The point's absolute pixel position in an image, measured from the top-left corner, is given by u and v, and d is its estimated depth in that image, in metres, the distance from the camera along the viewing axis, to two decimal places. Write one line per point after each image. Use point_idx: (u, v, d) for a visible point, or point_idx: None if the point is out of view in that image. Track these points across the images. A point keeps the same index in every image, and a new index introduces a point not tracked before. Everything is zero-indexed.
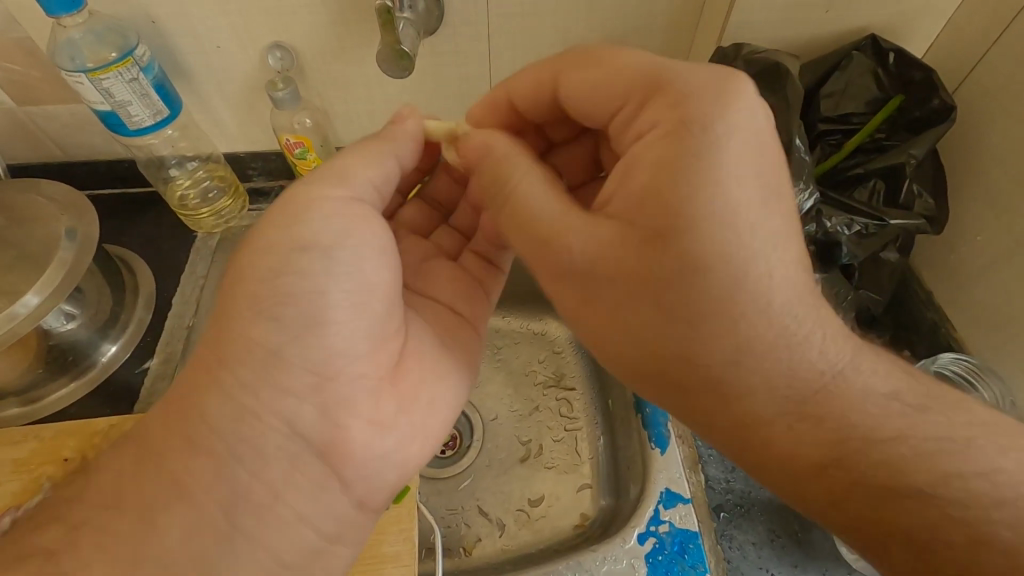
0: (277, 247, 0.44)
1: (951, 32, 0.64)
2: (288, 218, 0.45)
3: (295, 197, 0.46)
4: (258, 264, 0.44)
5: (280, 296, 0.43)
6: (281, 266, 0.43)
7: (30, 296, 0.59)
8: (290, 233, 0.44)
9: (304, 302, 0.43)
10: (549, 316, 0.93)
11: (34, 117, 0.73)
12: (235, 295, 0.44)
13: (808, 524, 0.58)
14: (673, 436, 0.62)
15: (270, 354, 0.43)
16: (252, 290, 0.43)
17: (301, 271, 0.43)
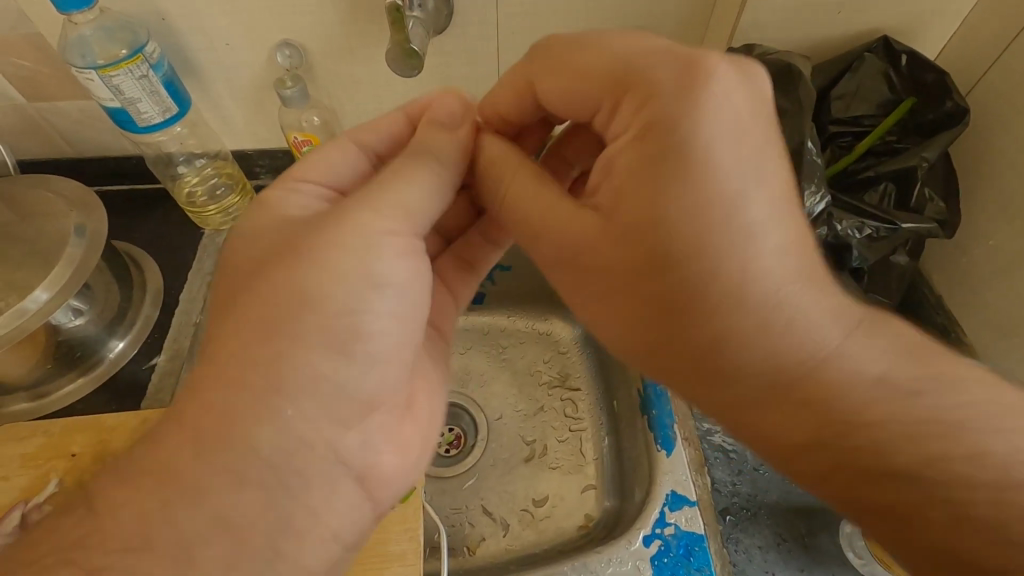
0: (342, 270, 0.41)
1: (964, 35, 0.63)
2: (351, 244, 0.41)
3: (347, 214, 0.43)
4: (315, 285, 0.40)
5: (336, 322, 0.40)
6: (340, 291, 0.40)
7: (40, 292, 0.59)
8: (350, 255, 0.41)
9: (361, 329, 0.41)
10: (554, 316, 0.93)
11: (44, 113, 0.73)
12: (281, 318, 0.39)
13: (815, 527, 0.57)
14: (680, 438, 0.61)
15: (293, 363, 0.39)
16: (306, 316, 0.40)
17: (364, 300, 0.41)
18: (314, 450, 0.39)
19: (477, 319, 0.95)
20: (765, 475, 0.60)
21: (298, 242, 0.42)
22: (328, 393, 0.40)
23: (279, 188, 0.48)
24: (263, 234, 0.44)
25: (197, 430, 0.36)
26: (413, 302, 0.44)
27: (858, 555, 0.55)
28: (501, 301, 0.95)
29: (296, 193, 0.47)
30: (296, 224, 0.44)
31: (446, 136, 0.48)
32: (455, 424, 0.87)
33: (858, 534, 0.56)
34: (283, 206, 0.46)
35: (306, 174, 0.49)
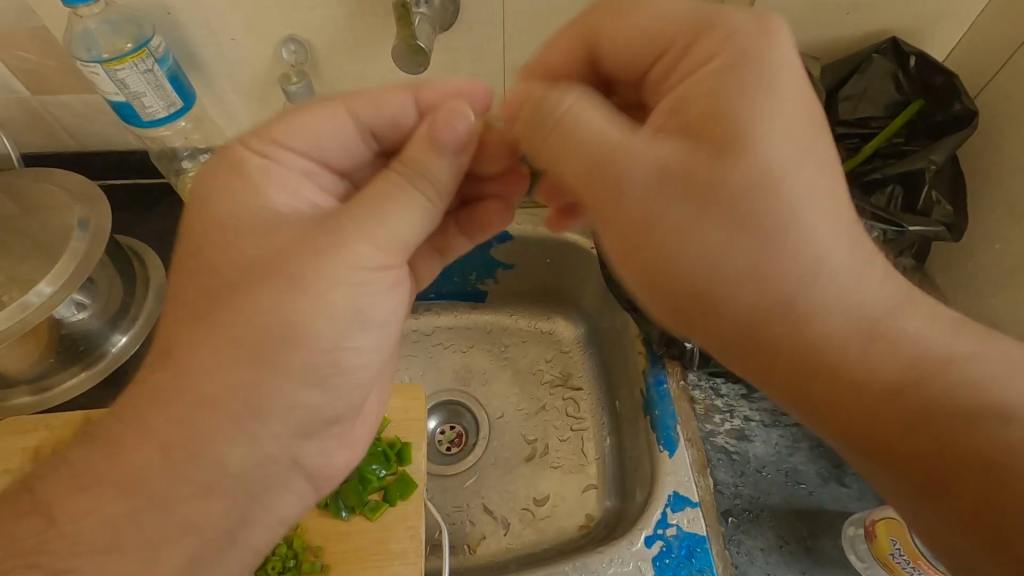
0: (328, 306, 0.40)
1: (973, 37, 0.63)
2: (337, 280, 0.39)
3: (339, 243, 0.40)
4: (299, 319, 0.39)
5: (316, 356, 0.41)
6: (324, 326, 0.40)
7: (43, 286, 0.59)
8: (339, 290, 0.40)
9: (338, 361, 0.42)
10: (557, 315, 0.93)
11: (48, 106, 0.73)
12: (261, 348, 0.39)
13: (818, 530, 0.57)
14: (683, 439, 0.61)
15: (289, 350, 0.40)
16: (289, 351, 0.39)
17: (346, 337, 0.41)
18: (276, 463, 0.43)
19: (480, 317, 0.95)
20: (767, 477, 0.60)
21: (285, 264, 0.39)
22: (299, 418, 0.42)
23: (258, 158, 0.45)
24: (245, 232, 0.41)
25: (181, 433, 0.38)
26: (389, 333, 0.45)
27: (861, 558, 0.55)
28: (504, 299, 0.95)
29: (276, 165, 0.45)
30: (281, 228, 0.41)
31: (447, 162, 0.43)
32: (457, 421, 0.87)
33: (860, 536, 0.55)
34: (264, 184, 0.44)
35: (288, 140, 0.47)
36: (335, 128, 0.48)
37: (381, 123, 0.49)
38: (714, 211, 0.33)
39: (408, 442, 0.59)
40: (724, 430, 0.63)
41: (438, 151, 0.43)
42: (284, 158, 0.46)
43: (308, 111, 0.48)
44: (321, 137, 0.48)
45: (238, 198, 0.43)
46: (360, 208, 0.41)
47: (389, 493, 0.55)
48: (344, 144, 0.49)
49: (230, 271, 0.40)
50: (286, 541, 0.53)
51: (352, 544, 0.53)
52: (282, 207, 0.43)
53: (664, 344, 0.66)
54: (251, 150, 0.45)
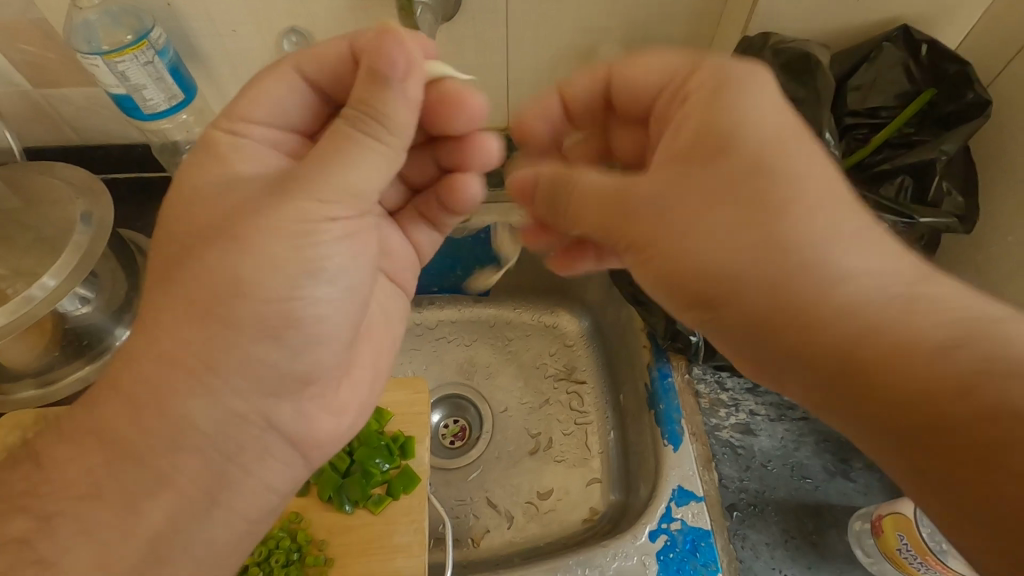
0: (273, 257, 0.38)
1: (986, 24, 0.62)
2: (284, 231, 0.38)
3: (283, 195, 0.38)
4: (245, 273, 0.38)
5: (269, 311, 0.39)
6: (271, 278, 0.39)
7: (47, 279, 0.59)
8: (284, 241, 0.38)
9: (294, 315, 0.40)
10: (561, 309, 0.93)
11: (50, 99, 0.73)
12: (214, 306, 0.38)
13: (824, 525, 0.56)
14: (688, 434, 0.61)
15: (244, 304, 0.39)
16: (238, 307, 0.38)
17: (297, 289, 0.40)
18: (246, 421, 0.41)
19: (483, 310, 0.95)
20: (773, 472, 0.59)
21: (233, 223, 0.38)
22: (262, 374, 0.41)
23: (226, 135, 0.44)
24: (208, 201, 0.41)
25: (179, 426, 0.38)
26: (351, 286, 0.43)
27: (867, 554, 0.54)
28: (508, 293, 0.94)
29: (246, 141, 0.45)
30: (239, 192, 0.40)
31: (398, 100, 0.38)
32: (461, 415, 0.87)
33: (866, 531, 0.55)
34: (231, 158, 0.43)
35: (253, 112, 0.46)
36: (292, 91, 0.47)
37: (328, 78, 0.46)
38: (712, 188, 0.36)
39: (411, 437, 0.59)
40: (729, 424, 0.62)
41: (382, 84, 0.37)
42: (252, 132, 0.45)
43: (264, 77, 0.46)
44: (282, 101, 0.47)
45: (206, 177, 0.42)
46: (309, 158, 0.39)
47: (392, 487, 0.55)
48: (303, 105, 0.48)
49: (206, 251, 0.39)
50: (290, 534, 0.53)
51: (355, 537, 0.53)
52: (243, 173, 0.42)
53: (668, 338, 0.65)
54: (218, 127, 0.44)
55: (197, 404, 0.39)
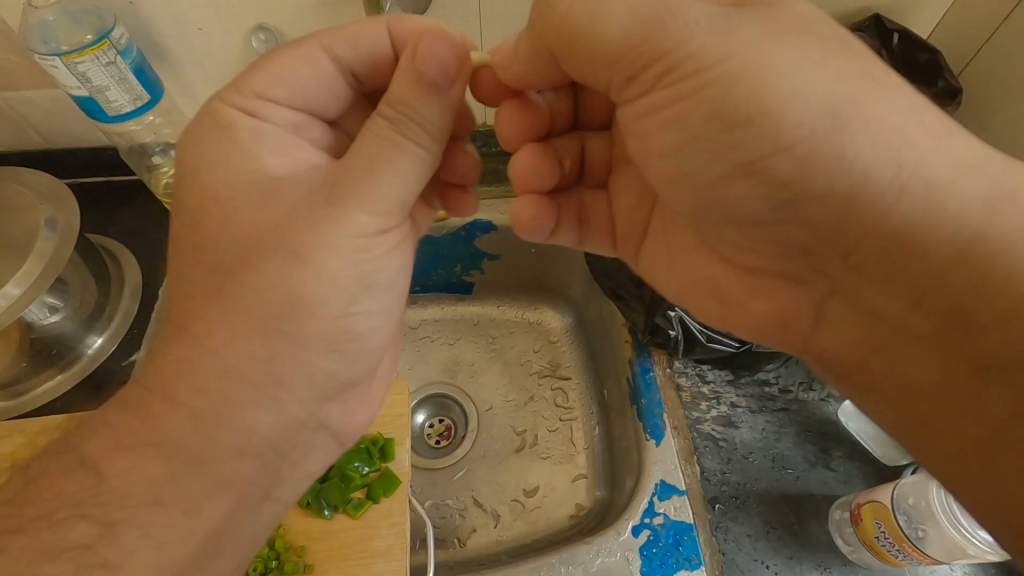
0: (330, 274, 0.40)
1: (955, 14, 0.62)
2: (343, 249, 0.40)
3: (334, 211, 0.39)
4: (303, 290, 0.40)
5: (327, 325, 0.42)
6: (328, 292, 0.41)
7: (10, 288, 0.57)
8: (339, 256, 0.40)
9: (349, 328, 0.43)
10: (545, 305, 0.92)
11: (12, 103, 0.71)
12: (274, 323, 0.40)
13: (805, 515, 0.56)
14: (669, 427, 0.61)
15: (309, 315, 0.41)
16: (299, 324, 0.41)
17: (354, 303, 0.42)
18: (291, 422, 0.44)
19: (466, 309, 0.94)
20: (754, 463, 0.59)
21: (287, 234, 0.39)
22: (319, 379, 0.43)
23: (242, 116, 0.42)
24: (235, 197, 0.40)
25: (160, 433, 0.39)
26: (394, 291, 0.45)
27: (847, 542, 0.54)
28: (490, 290, 0.94)
29: (260, 122, 0.43)
30: (277, 195, 0.40)
31: (439, 105, 0.39)
32: (446, 415, 0.86)
33: (846, 520, 0.55)
34: (253, 146, 0.41)
35: (268, 91, 0.44)
36: (313, 72, 0.45)
37: (365, 65, 0.46)
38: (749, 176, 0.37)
39: (392, 438, 0.58)
40: (710, 416, 0.62)
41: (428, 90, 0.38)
42: (269, 113, 0.44)
43: (281, 56, 0.44)
44: (304, 83, 0.45)
45: (229, 168, 0.41)
46: (355, 165, 0.39)
47: (373, 490, 0.54)
48: (326, 86, 0.46)
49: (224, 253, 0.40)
50: (268, 541, 0.52)
51: (335, 542, 0.52)
52: (271, 168, 0.41)
53: (648, 332, 0.65)
54: (233, 107, 0.43)
55: (264, 416, 0.41)
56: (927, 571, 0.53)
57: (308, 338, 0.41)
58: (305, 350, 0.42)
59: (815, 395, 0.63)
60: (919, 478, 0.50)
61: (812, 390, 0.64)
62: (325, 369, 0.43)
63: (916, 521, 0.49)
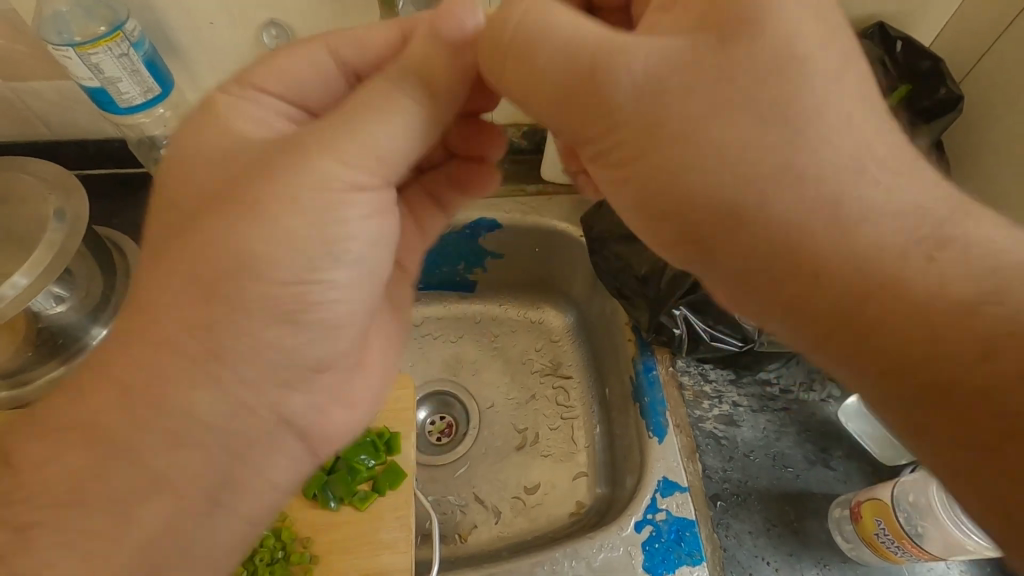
0: (287, 227, 0.35)
1: (955, 27, 0.64)
2: (296, 197, 0.35)
3: (299, 160, 0.35)
4: (252, 242, 0.35)
5: (280, 293, 0.36)
6: (274, 248, 0.35)
7: (18, 278, 0.57)
8: (294, 204, 0.35)
9: (304, 297, 0.37)
10: (547, 305, 0.93)
11: (21, 94, 0.71)
12: (221, 284, 0.35)
13: (805, 513, 0.57)
14: (672, 425, 0.62)
15: (255, 281, 0.35)
16: (245, 287, 0.35)
17: (314, 272, 0.37)
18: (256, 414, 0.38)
19: (470, 307, 0.94)
20: (755, 462, 0.60)
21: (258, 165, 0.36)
22: (273, 361, 0.38)
23: (228, 97, 0.41)
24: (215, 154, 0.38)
25: None
26: (360, 264, 0.39)
27: (847, 539, 0.55)
28: (492, 288, 0.94)
29: (247, 103, 0.41)
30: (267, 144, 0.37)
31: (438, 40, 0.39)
32: (447, 412, 0.86)
33: (845, 518, 0.56)
34: (237, 117, 0.40)
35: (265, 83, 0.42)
36: (313, 62, 0.43)
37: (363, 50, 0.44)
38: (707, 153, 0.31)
39: (397, 432, 0.59)
40: (712, 415, 0.63)
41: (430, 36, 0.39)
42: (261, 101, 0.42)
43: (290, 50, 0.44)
44: (300, 76, 0.43)
45: (204, 144, 0.38)
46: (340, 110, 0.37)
47: (378, 483, 0.55)
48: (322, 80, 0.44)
49: (183, 215, 0.36)
50: (274, 533, 0.52)
51: (341, 534, 0.53)
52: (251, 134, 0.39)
53: (652, 331, 0.65)
54: (234, 98, 0.41)
55: (203, 398, 0.35)
56: (925, 569, 0.54)
57: (254, 309, 0.36)
58: (255, 324, 0.36)
59: (816, 396, 0.64)
60: (918, 475, 0.51)
61: (812, 391, 0.65)
62: (287, 357, 0.38)
63: (916, 517, 0.50)
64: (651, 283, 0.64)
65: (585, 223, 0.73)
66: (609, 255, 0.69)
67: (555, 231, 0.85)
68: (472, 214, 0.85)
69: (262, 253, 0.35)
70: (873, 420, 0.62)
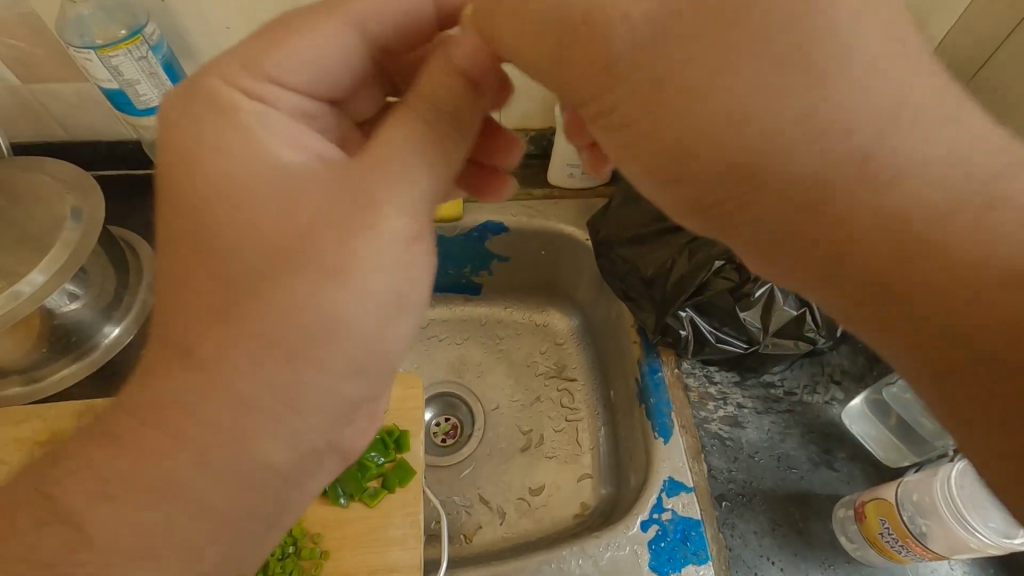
0: (371, 290, 0.34)
1: (960, 30, 0.65)
2: (371, 254, 0.34)
3: (366, 209, 0.34)
4: (331, 306, 0.33)
5: (351, 348, 0.35)
6: (353, 310, 0.34)
7: (35, 275, 0.59)
8: (372, 262, 0.34)
9: (377, 349, 0.36)
10: (552, 308, 0.94)
11: (39, 95, 0.72)
12: (300, 347, 0.33)
13: (809, 513, 0.58)
14: (677, 426, 0.63)
15: (333, 341, 0.34)
16: (325, 350, 0.34)
17: (389, 327, 0.36)
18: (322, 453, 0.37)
19: (476, 309, 0.95)
20: (760, 462, 0.61)
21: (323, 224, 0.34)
22: (341, 410, 0.36)
23: (253, 103, 0.37)
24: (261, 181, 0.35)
25: None
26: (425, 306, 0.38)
27: (851, 539, 0.56)
28: (498, 291, 0.95)
29: (273, 111, 0.38)
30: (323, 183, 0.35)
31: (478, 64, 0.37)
32: (453, 414, 0.87)
33: (850, 518, 0.56)
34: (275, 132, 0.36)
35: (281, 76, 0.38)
36: (331, 58, 0.40)
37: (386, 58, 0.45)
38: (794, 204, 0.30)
39: (406, 431, 0.59)
40: (717, 416, 0.63)
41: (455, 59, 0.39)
42: (278, 98, 0.39)
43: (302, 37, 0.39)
44: (318, 68, 0.40)
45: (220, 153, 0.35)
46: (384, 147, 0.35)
47: (388, 480, 0.56)
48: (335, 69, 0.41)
49: (240, 273, 0.33)
50: (285, 528, 0.52)
51: (350, 530, 0.53)
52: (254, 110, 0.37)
53: (658, 332, 0.66)
54: (244, 97, 0.37)
55: (273, 446, 0.34)
56: (928, 570, 0.55)
57: (332, 366, 0.34)
58: (327, 379, 0.35)
59: (819, 398, 0.65)
60: (923, 475, 0.52)
61: (816, 393, 0.65)
62: (354, 402, 0.37)
63: (919, 516, 0.51)
64: (656, 284, 0.65)
65: (590, 226, 0.74)
66: (615, 258, 0.70)
67: (562, 234, 0.86)
68: (479, 217, 0.86)
69: (341, 312, 0.34)
70: (876, 422, 0.62)
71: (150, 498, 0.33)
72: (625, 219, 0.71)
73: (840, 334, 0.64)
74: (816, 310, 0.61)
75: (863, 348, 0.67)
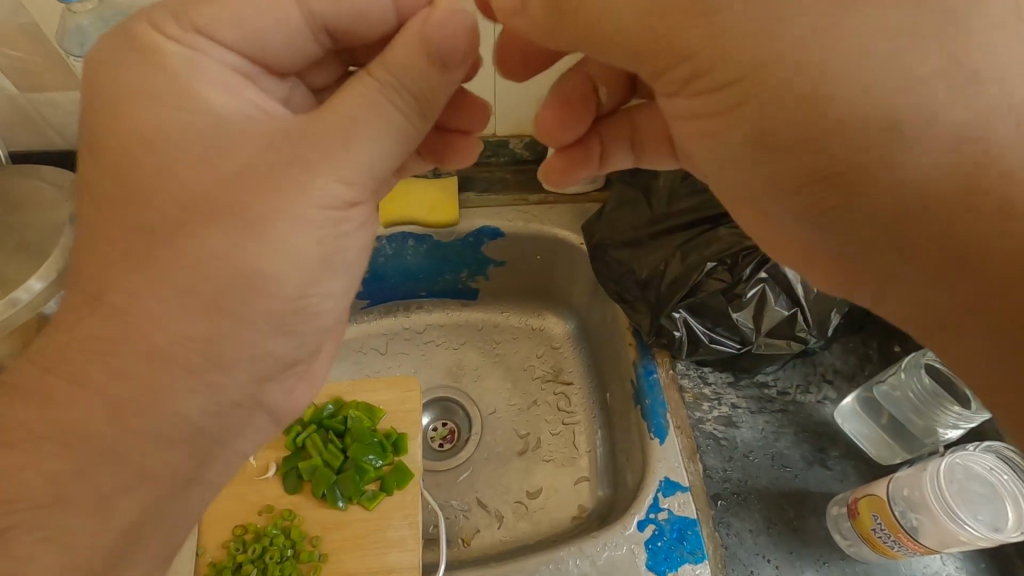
0: (294, 248, 0.38)
1: None
2: (301, 211, 0.37)
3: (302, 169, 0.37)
4: (254, 253, 0.36)
5: (275, 295, 0.38)
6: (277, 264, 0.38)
7: (33, 282, 0.59)
8: (297, 222, 0.37)
9: (301, 300, 0.40)
10: (547, 312, 0.95)
11: (37, 104, 0.73)
12: (218, 297, 0.36)
13: (803, 511, 0.58)
14: (672, 426, 0.63)
15: (253, 287, 0.37)
16: (249, 298, 0.37)
17: (316, 283, 0.40)
18: (239, 407, 0.40)
19: (472, 314, 0.96)
20: (755, 461, 0.61)
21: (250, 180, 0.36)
22: (261, 359, 0.40)
23: (181, 50, 0.38)
24: (198, 133, 0.37)
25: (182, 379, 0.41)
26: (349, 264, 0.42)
27: (845, 537, 0.56)
28: (494, 295, 0.96)
29: (204, 60, 0.39)
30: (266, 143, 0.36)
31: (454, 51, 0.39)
32: (450, 418, 0.88)
33: (843, 515, 0.57)
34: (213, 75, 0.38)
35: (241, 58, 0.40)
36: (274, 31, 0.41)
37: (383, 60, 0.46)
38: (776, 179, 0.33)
39: (404, 434, 0.60)
40: (712, 416, 0.64)
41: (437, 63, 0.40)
42: (215, 59, 0.39)
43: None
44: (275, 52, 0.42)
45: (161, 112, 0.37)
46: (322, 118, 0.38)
47: (386, 483, 0.56)
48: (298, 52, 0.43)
49: (163, 220, 0.36)
50: (284, 531, 0.53)
51: (349, 532, 0.53)
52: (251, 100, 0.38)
53: (653, 334, 0.67)
54: (174, 44, 0.38)
55: (191, 392, 0.37)
56: (923, 566, 0.55)
57: (249, 313, 0.38)
58: (249, 328, 0.38)
59: (812, 397, 0.66)
60: (913, 470, 0.52)
61: (809, 393, 0.66)
62: (271, 350, 0.40)
63: (910, 511, 0.51)
64: (651, 286, 0.66)
65: (585, 231, 0.75)
66: (609, 260, 0.71)
67: (557, 238, 0.87)
68: (475, 222, 0.87)
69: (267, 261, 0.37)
70: (868, 420, 0.63)
71: (119, 468, 0.36)
72: (618, 223, 0.72)
73: (831, 334, 0.65)
74: (808, 310, 0.62)
75: (854, 348, 0.68)
